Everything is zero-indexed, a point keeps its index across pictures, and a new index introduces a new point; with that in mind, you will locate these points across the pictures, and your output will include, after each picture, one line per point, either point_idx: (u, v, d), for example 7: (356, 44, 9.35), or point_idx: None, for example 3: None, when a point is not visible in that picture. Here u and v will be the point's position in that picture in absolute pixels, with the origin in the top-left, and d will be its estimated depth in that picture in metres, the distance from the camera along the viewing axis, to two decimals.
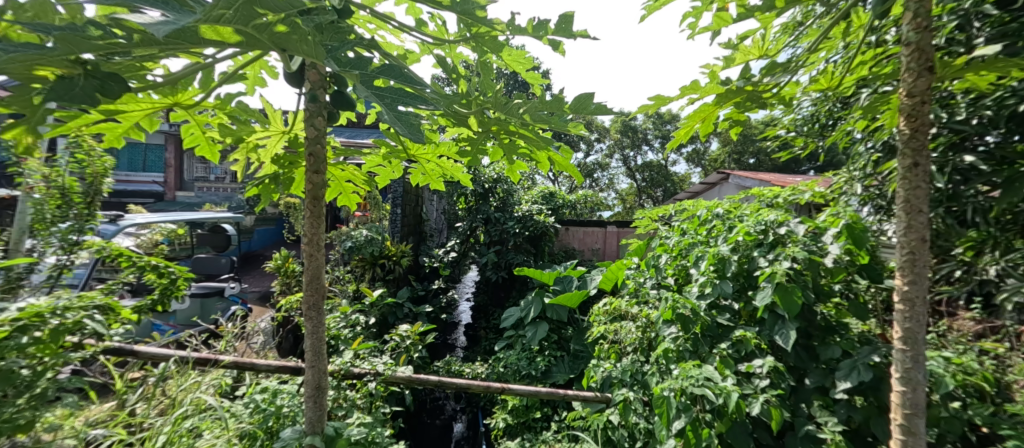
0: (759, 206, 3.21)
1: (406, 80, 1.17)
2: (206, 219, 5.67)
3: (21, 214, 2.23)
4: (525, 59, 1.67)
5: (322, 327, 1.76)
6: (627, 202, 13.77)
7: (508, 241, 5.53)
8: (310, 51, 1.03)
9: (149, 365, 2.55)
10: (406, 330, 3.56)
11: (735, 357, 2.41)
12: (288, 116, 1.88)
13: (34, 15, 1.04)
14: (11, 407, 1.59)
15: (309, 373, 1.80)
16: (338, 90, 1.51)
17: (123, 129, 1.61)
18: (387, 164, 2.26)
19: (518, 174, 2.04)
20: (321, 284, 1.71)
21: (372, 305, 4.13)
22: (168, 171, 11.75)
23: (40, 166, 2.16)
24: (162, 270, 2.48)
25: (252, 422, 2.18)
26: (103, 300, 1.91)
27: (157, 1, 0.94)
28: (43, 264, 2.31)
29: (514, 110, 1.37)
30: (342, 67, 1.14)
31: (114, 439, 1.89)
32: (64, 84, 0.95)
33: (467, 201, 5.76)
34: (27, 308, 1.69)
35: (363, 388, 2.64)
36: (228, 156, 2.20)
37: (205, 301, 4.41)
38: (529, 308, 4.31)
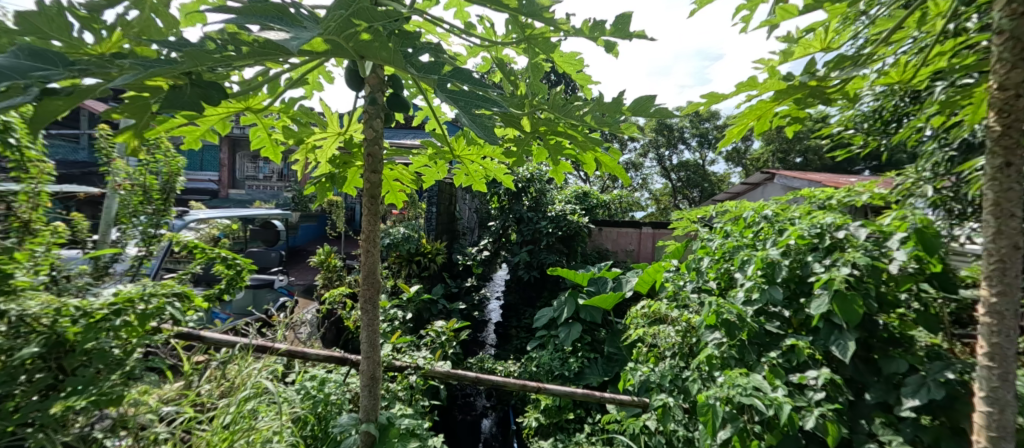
0: (809, 208, 3.05)
1: (477, 85, 1.20)
2: (257, 216, 6.00)
3: (110, 204, 2.55)
4: (575, 61, 1.67)
5: (377, 321, 1.84)
6: (661, 203, 13.49)
7: (540, 241, 5.51)
8: (390, 58, 1.10)
9: (211, 350, 2.69)
10: (443, 327, 3.61)
11: (785, 367, 2.29)
12: (344, 117, 1.98)
13: (140, 31, 1.22)
14: (106, 382, 1.76)
15: (364, 363, 1.88)
16: (394, 93, 1.58)
17: (201, 132, 1.75)
18: (432, 165, 2.32)
19: (562, 175, 2.04)
20: (377, 279, 1.79)
21: (408, 301, 4.17)
22: (222, 170, 12.48)
23: (126, 166, 2.41)
24: (230, 262, 2.66)
25: (304, 407, 2.34)
26: (181, 288, 2.06)
27: (272, 17, 1.02)
28: (126, 255, 2.49)
29: (574, 111, 1.39)
30: (418, 73, 1.18)
31: (186, 416, 2.06)
32: (177, 91, 1.04)
33: (500, 200, 5.78)
34: (120, 293, 1.87)
35: (403, 380, 2.72)
36: (288, 157, 2.31)
37: (257, 292, 4.68)
38: (561, 310, 4.25)
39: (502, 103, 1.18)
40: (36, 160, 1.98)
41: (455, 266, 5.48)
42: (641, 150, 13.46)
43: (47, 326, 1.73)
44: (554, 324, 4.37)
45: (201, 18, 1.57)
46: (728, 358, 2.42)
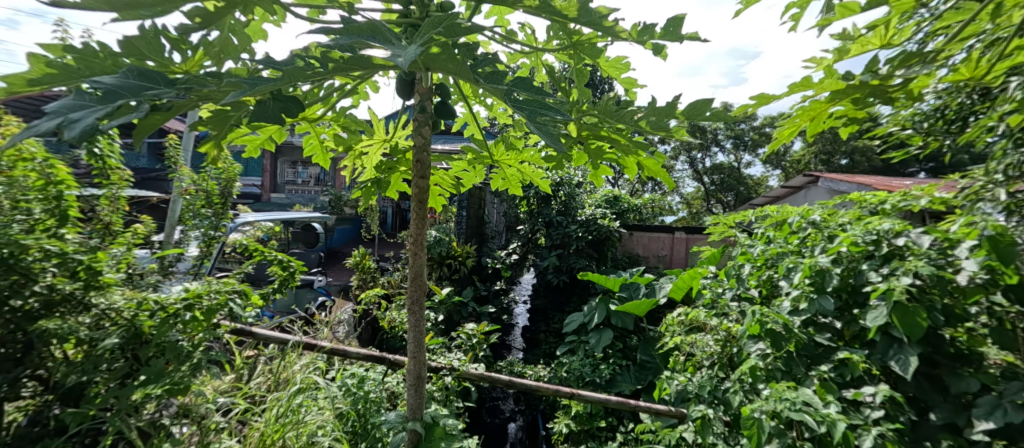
0: (860, 214, 2.92)
1: (539, 94, 1.19)
2: (297, 219, 6.26)
3: (177, 207, 2.77)
4: (621, 65, 1.67)
5: (423, 323, 1.89)
6: (694, 207, 13.14)
7: (571, 246, 5.48)
8: (457, 69, 1.17)
9: (261, 346, 2.84)
10: (473, 329, 3.65)
11: (837, 382, 2.19)
12: (391, 124, 2.05)
13: (218, 50, 1.34)
14: (178, 372, 1.88)
15: (410, 363, 1.93)
16: (441, 101, 1.69)
17: (260, 141, 1.89)
18: (471, 170, 2.34)
19: (601, 178, 2.03)
20: (423, 281, 1.84)
21: (440, 303, 4.23)
22: (263, 175, 13.08)
23: (191, 173, 2.61)
24: (284, 264, 2.80)
25: (346, 403, 2.45)
26: (241, 285, 2.21)
27: (369, 37, 1.10)
28: (189, 254, 2.69)
29: (629, 116, 1.40)
30: (483, 82, 1.19)
31: (239, 407, 2.20)
32: (264, 105, 1.16)
33: (530, 204, 5.78)
34: (190, 289, 2.03)
35: (440, 381, 2.79)
36: (334, 163, 2.40)
37: (299, 291, 4.88)
38: (592, 315, 4.22)
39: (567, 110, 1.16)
40: (115, 167, 2.17)
41: (485, 269, 5.48)
42: (671, 152, 13.18)
43: (127, 319, 1.88)
44: (585, 329, 4.35)
45: (263, 32, 1.69)
46: (774, 371, 2.33)
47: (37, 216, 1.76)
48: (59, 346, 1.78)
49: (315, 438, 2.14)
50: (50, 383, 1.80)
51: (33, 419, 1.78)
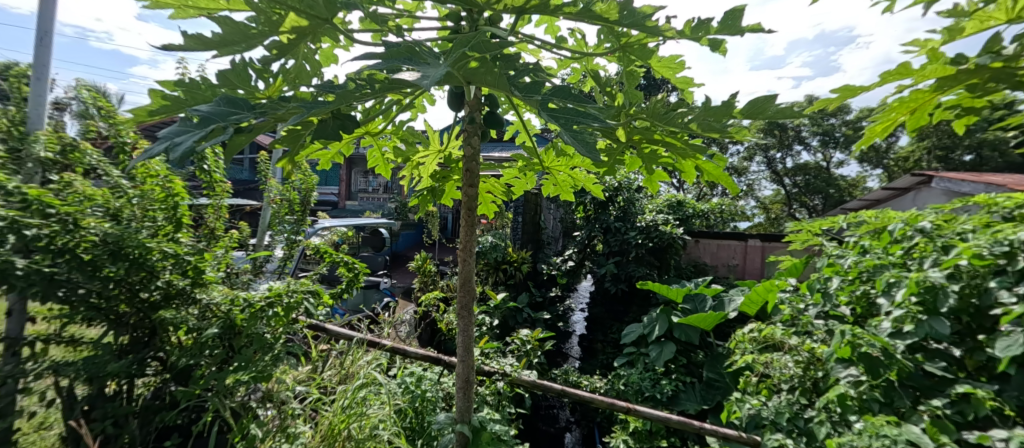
0: (994, 218, 2.50)
1: (577, 100, 1.30)
2: (368, 224, 6.75)
3: (266, 215, 3.15)
4: (674, 65, 1.73)
5: (473, 328, 2.00)
6: (772, 211, 12.71)
7: (628, 253, 5.31)
8: (495, 81, 1.27)
9: (334, 341, 3.16)
10: (527, 335, 3.71)
11: (958, 422, 1.92)
12: (445, 135, 2.21)
13: (294, 76, 1.55)
14: (261, 361, 2.10)
15: (460, 367, 2.05)
16: (490, 111, 1.78)
17: (331, 154, 2.14)
18: (522, 177, 2.44)
19: (658, 184, 2.11)
20: (472, 287, 1.95)
21: (495, 307, 4.32)
22: (341, 185, 14.12)
23: (278, 187, 2.98)
24: (349, 265, 3.08)
25: (404, 400, 2.65)
26: (313, 285, 2.43)
27: (408, 60, 1.21)
28: (276, 256, 3.02)
29: (677, 119, 1.41)
30: (522, 94, 1.29)
31: (311, 397, 2.46)
32: (326, 125, 1.37)
33: (586, 210, 5.68)
34: (271, 289, 2.28)
35: (491, 386, 2.94)
36: (396, 173, 2.61)
37: (367, 292, 5.20)
38: (652, 326, 4.01)
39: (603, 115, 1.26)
40: (218, 181, 2.51)
41: (540, 275, 5.40)
42: (747, 152, 12.58)
43: (223, 312, 2.18)
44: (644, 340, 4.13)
45: (333, 56, 1.90)
46: (869, 402, 2.09)
47: (159, 223, 2.10)
48: (175, 332, 2.12)
49: (376, 430, 2.30)
50: (168, 364, 2.15)
51: (156, 394, 2.16)
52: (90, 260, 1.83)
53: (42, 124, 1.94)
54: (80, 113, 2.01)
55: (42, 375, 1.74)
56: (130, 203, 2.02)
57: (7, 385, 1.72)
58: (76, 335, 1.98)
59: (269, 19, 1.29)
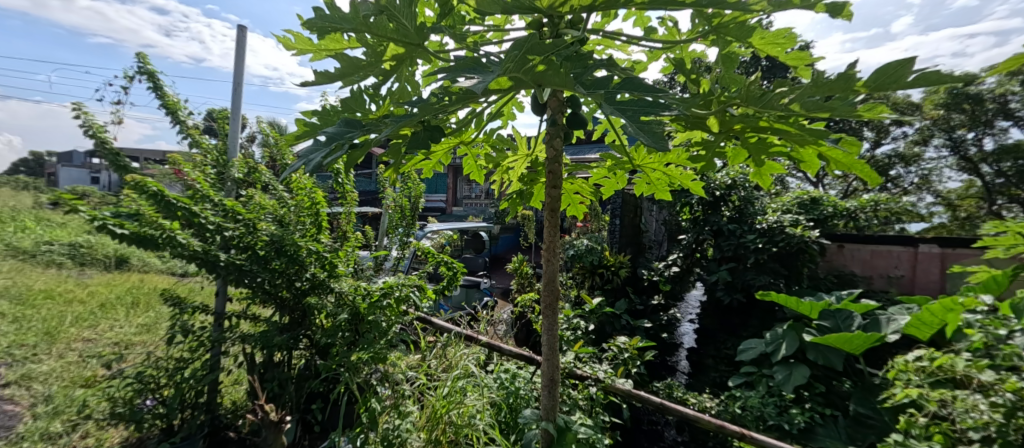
0: None
1: (648, 91, 1.09)
2: (469, 227, 7.29)
3: (383, 221, 3.63)
4: (784, 39, 1.32)
5: (558, 327, 1.72)
6: (959, 208, 9.11)
7: (747, 258, 3.72)
8: (562, 82, 1.07)
9: (438, 334, 3.50)
10: (624, 341, 2.98)
11: None
12: (531, 140, 2.28)
13: (398, 98, 1.43)
14: (379, 345, 2.46)
15: (544, 365, 1.77)
16: (574, 111, 1.47)
17: (432, 163, 2.44)
18: (613, 176, 1.87)
19: (772, 179, 1.60)
20: (557, 287, 1.70)
21: (590, 312, 3.48)
22: (447, 192, 15.10)
23: (393, 196, 3.46)
24: (449, 265, 3.43)
25: (499, 395, 2.73)
26: (418, 281, 2.74)
27: (471, 66, 1.11)
28: (392, 255, 3.45)
29: (774, 103, 1.10)
30: (588, 90, 1.11)
31: (420, 381, 2.78)
32: (417, 135, 1.25)
33: (692, 210, 4.11)
34: (386, 282, 2.64)
35: (584, 390, 2.51)
36: (489, 178, 2.80)
37: (469, 290, 5.61)
38: (779, 345, 3.00)
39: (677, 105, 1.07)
40: (349, 191, 3.01)
41: (639, 280, 4.14)
42: (917, 134, 9.21)
43: (351, 300, 2.58)
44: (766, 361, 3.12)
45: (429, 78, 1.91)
46: None
47: (307, 227, 2.60)
48: (319, 316, 2.58)
49: (473, 419, 2.46)
50: (313, 341, 2.64)
51: (306, 365, 2.64)
52: (262, 256, 2.40)
53: (236, 152, 2.59)
54: (263, 144, 2.71)
55: (232, 342, 2.32)
56: (289, 210, 2.57)
57: (215, 348, 2.34)
58: (255, 313, 2.56)
59: (373, 49, 1.23)
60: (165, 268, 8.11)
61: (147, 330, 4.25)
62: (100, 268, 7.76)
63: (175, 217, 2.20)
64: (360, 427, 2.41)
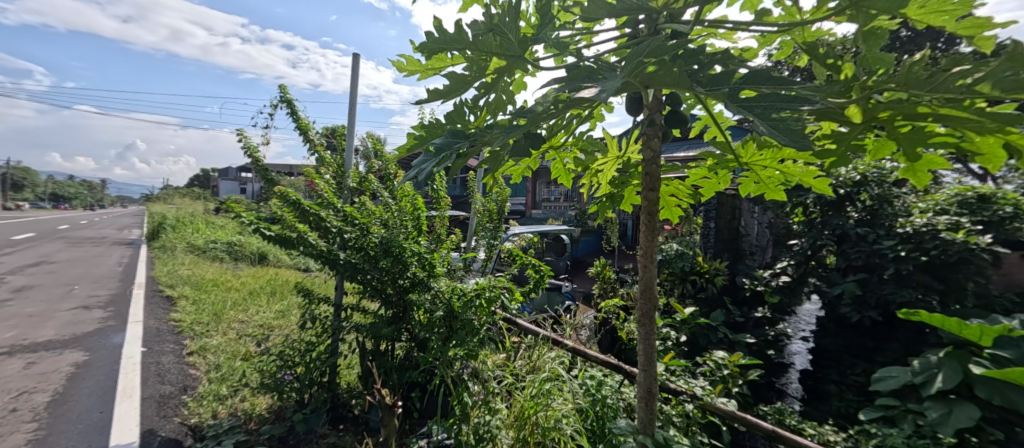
0: None
1: (780, 84, 0.97)
2: (551, 230, 7.39)
3: (471, 223, 3.84)
4: (948, 8, 1.08)
5: (655, 335, 1.53)
6: None
7: (884, 269, 2.85)
8: (676, 82, 0.98)
9: (524, 335, 3.60)
10: (724, 356, 2.73)
11: None
12: (622, 142, 2.29)
13: (494, 109, 1.48)
14: (473, 342, 2.62)
15: (639, 376, 1.60)
16: (673, 108, 1.43)
17: (521, 169, 2.56)
18: (715, 175, 1.78)
19: (928, 174, 1.28)
20: (654, 294, 1.50)
21: (683, 322, 3.30)
22: (526, 194, 15.36)
23: (481, 202, 3.63)
24: (537, 268, 3.54)
25: (586, 402, 2.66)
26: (508, 283, 2.82)
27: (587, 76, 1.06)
28: (479, 257, 3.62)
29: (946, 86, 0.90)
30: (706, 88, 1.01)
31: (506, 381, 2.90)
32: (518, 143, 1.30)
33: (807, 213, 3.40)
34: (480, 283, 2.76)
35: (679, 406, 2.33)
36: (576, 182, 2.85)
37: (550, 294, 5.65)
38: (932, 376, 2.18)
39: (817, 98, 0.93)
40: (442, 197, 3.22)
41: (740, 291, 3.63)
42: None
43: (447, 298, 2.73)
44: (916, 393, 2.32)
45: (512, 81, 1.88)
46: None
47: (410, 229, 2.85)
48: (416, 314, 2.79)
49: (560, 423, 2.46)
50: (413, 335, 2.86)
51: (407, 355, 2.88)
52: (373, 255, 2.70)
53: (350, 165, 3.06)
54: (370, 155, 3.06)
55: (347, 331, 2.69)
56: (392, 215, 2.87)
57: (334, 334, 2.73)
58: (364, 307, 2.88)
59: (477, 64, 1.32)
60: (291, 264, 9.18)
61: (283, 315, 4.87)
62: (248, 262, 9.12)
63: (307, 220, 2.69)
64: (453, 419, 2.55)
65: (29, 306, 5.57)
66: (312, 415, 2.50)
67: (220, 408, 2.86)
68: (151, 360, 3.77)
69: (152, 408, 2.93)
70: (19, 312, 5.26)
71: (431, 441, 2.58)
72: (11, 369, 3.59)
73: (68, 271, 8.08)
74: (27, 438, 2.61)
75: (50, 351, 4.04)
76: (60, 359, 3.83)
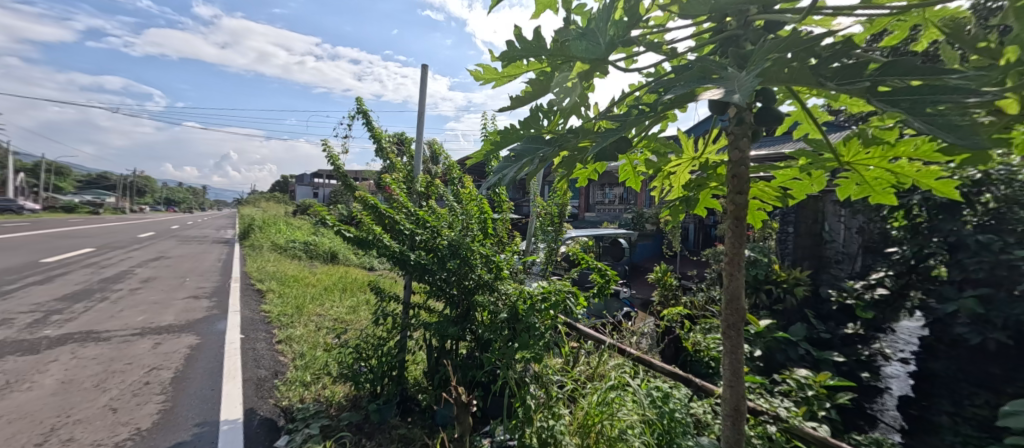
0: None
1: (929, 74, 0.86)
2: (608, 234, 7.24)
3: (531, 225, 3.82)
4: None
5: (742, 348, 1.44)
6: None
7: (1015, 284, 2.35)
8: (798, 79, 0.92)
9: (583, 342, 3.52)
10: (807, 375, 2.52)
11: None
12: (700, 141, 2.13)
13: (570, 111, 1.45)
14: (537, 344, 2.60)
15: (725, 392, 1.50)
16: (763, 106, 1.32)
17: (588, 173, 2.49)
18: (806, 177, 1.65)
19: None
20: (741, 306, 1.41)
21: (758, 336, 3.09)
22: (580, 198, 15.18)
23: (542, 204, 3.61)
24: (601, 273, 3.44)
25: (652, 414, 2.49)
26: (572, 287, 2.76)
27: (697, 75, 0.98)
28: (540, 260, 3.60)
29: None
30: (839, 84, 0.91)
31: (568, 386, 2.85)
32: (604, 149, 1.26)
33: (910, 217, 2.97)
34: (546, 286, 2.72)
35: (760, 427, 2.18)
36: (646, 184, 2.74)
37: (608, 300, 5.51)
38: None
39: (979, 88, 0.82)
40: (504, 201, 3.26)
41: (825, 305, 3.35)
42: None
43: (513, 301, 2.73)
44: None
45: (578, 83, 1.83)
46: None
47: (476, 232, 2.89)
48: (480, 315, 2.82)
49: (626, 434, 2.38)
50: (477, 336, 2.83)
51: (470, 355, 2.88)
52: (441, 257, 2.76)
53: (419, 170, 3.18)
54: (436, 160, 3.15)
55: (415, 328, 2.78)
56: (457, 217, 2.95)
57: (403, 331, 2.85)
58: (431, 306, 2.95)
59: (559, 69, 1.30)
60: (358, 262, 9.67)
61: (354, 310, 5.13)
62: (321, 260, 9.71)
63: (383, 224, 2.87)
64: (516, 421, 2.53)
65: (151, 295, 6.29)
66: (384, 406, 2.62)
67: (306, 393, 3.06)
68: (249, 346, 4.12)
69: (252, 389, 3.21)
70: (145, 299, 5.96)
71: (494, 441, 2.59)
72: (143, 348, 4.08)
73: (179, 266, 9.03)
74: (157, 408, 2.95)
75: (169, 334, 4.53)
76: (178, 341, 4.28)
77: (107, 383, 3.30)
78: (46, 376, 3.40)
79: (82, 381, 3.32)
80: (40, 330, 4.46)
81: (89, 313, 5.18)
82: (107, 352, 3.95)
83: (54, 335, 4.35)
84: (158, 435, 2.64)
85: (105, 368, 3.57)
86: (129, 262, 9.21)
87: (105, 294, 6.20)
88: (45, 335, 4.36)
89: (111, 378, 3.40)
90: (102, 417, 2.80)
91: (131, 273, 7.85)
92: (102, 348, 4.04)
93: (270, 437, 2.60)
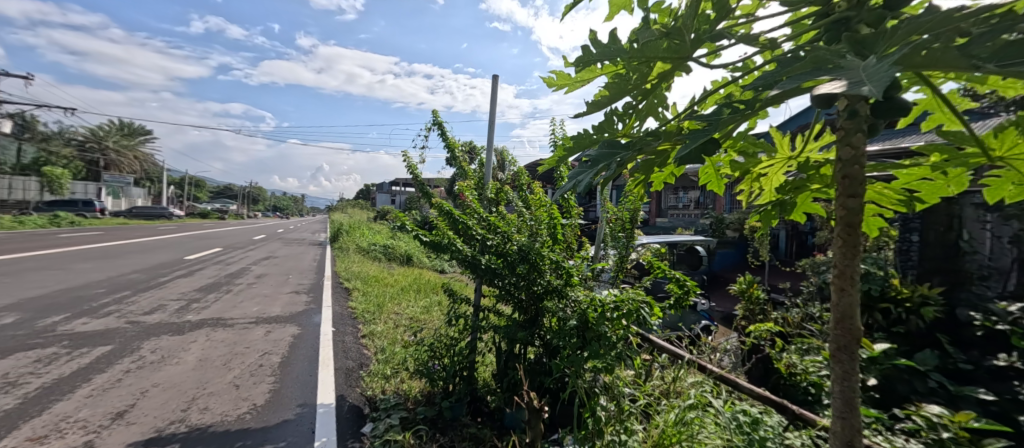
0: None
1: None
2: (683, 242, 6.86)
3: (601, 230, 3.65)
4: None
5: (857, 375, 1.23)
6: None
7: None
8: (946, 62, 0.75)
9: (656, 355, 3.30)
10: (942, 414, 2.13)
11: None
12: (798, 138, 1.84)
13: (648, 113, 1.33)
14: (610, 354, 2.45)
15: (834, 423, 1.29)
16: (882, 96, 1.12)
17: None
18: (940, 175, 1.40)
19: None
20: (856, 327, 1.21)
21: (869, 362, 2.71)
22: (650, 203, 14.61)
23: (614, 209, 3.45)
24: (679, 282, 3.21)
25: (737, 439, 2.25)
26: (646, 295, 2.57)
27: (811, 64, 0.83)
28: (611, 267, 3.44)
29: None
30: (999, 65, 0.74)
31: (641, 401, 2.67)
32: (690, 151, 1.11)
33: None
34: (619, 295, 2.57)
35: None
36: (731, 187, 2.50)
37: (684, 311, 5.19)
38: None
39: None
40: (573, 206, 3.16)
41: (960, 328, 2.87)
42: None
43: (584, 309, 2.60)
44: None
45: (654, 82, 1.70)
46: None
47: (545, 238, 2.81)
48: (547, 322, 2.73)
49: None
50: (545, 342, 2.73)
51: (538, 361, 2.78)
52: (511, 262, 2.72)
53: (489, 176, 3.17)
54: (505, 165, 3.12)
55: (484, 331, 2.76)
56: (525, 223, 2.88)
57: (473, 334, 2.84)
58: (499, 311, 2.90)
59: (637, 70, 1.19)
60: (432, 265, 9.98)
61: (428, 310, 5.26)
62: (398, 262, 10.14)
63: (456, 229, 2.89)
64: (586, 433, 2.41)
65: (264, 288, 6.92)
66: (456, 404, 2.61)
67: (387, 385, 3.14)
68: (338, 339, 4.35)
69: (343, 378, 3.36)
70: (258, 292, 6.58)
71: None
72: (257, 334, 4.45)
73: (284, 264, 9.88)
74: (270, 387, 3.17)
75: (277, 323, 4.92)
76: (285, 330, 4.62)
77: (233, 363, 3.61)
78: (189, 353, 3.81)
79: (214, 359, 3.68)
80: (184, 314, 5.04)
81: (218, 302, 5.78)
82: (232, 336, 4.35)
83: (194, 319, 4.87)
84: (269, 412, 2.83)
85: (231, 350, 3.93)
86: (246, 259, 10.24)
87: (230, 286, 6.91)
88: (188, 319, 4.89)
89: (235, 359, 3.72)
90: (229, 392, 3.07)
91: (247, 270, 8.70)
92: (228, 332, 4.45)
93: (357, 424, 2.69)
